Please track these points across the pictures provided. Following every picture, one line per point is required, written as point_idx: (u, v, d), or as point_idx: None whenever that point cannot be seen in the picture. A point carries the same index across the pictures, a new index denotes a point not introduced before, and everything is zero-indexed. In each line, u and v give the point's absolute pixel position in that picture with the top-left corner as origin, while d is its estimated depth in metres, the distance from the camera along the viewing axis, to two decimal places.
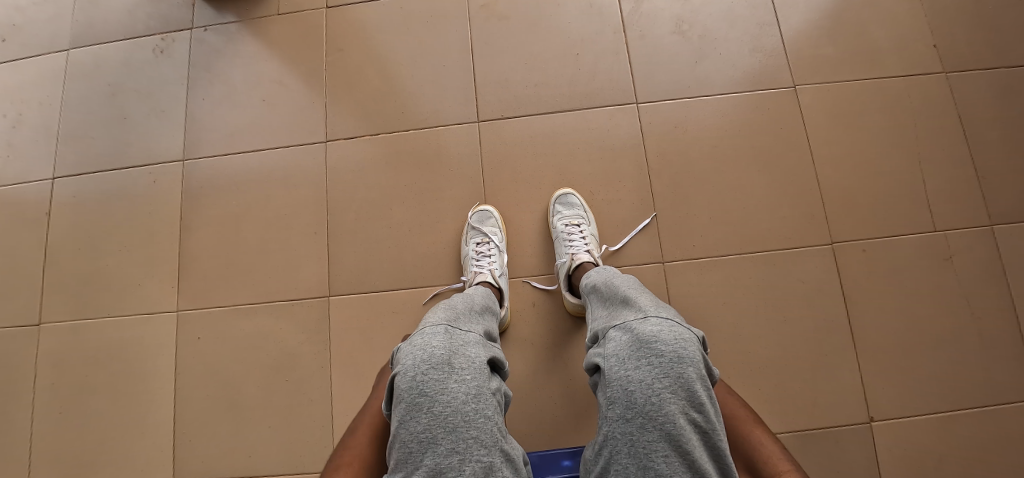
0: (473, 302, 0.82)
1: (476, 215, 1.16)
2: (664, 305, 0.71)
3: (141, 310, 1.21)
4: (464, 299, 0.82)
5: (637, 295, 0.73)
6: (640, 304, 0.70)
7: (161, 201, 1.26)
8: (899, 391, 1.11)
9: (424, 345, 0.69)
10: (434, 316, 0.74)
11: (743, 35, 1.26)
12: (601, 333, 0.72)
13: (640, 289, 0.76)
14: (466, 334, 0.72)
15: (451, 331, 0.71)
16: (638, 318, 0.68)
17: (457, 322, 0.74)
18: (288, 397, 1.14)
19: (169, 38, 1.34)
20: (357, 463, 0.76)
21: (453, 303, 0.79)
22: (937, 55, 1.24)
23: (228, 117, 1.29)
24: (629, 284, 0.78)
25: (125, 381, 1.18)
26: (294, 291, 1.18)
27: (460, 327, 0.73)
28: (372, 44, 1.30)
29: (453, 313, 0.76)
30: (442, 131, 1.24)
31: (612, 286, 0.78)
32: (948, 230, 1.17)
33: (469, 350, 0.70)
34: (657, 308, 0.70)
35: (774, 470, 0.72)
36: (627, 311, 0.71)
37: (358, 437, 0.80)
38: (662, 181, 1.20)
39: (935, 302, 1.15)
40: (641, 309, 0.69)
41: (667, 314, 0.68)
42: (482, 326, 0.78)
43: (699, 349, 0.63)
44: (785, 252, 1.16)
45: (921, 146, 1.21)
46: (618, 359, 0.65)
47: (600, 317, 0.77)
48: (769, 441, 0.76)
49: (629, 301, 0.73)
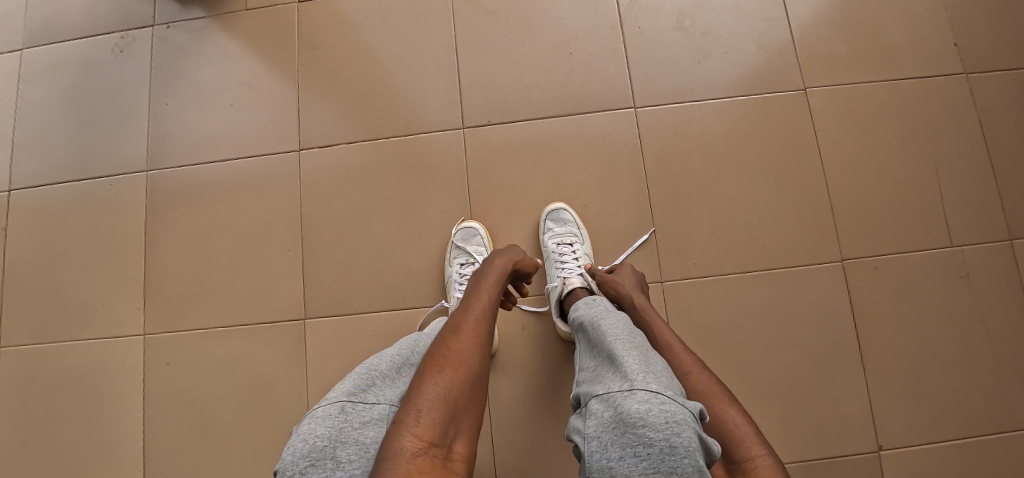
0: (400, 356, 0.68)
1: (461, 232, 1.09)
2: (656, 369, 0.61)
3: (106, 333, 1.13)
4: (391, 353, 0.68)
5: (625, 354, 0.63)
6: (627, 370, 0.60)
7: (125, 215, 1.17)
8: (910, 418, 1.04)
9: (309, 431, 0.55)
10: (340, 385, 0.61)
11: (750, 32, 1.17)
12: (584, 400, 0.63)
13: (630, 342, 0.67)
14: (370, 407, 0.58)
15: (348, 408, 0.57)
16: (625, 390, 0.58)
17: (364, 392, 0.60)
18: (264, 425, 1.07)
19: (130, 36, 1.24)
20: (468, 365, 0.60)
21: (372, 363, 0.66)
22: (957, 54, 1.15)
23: (195, 123, 1.19)
24: (619, 335, 0.68)
25: (91, 410, 1.11)
26: (269, 313, 1.11)
27: (364, 401, 0.59)
28: (349, 41, 1.20)
29: (362, 380, 0.62)
30: (424, 138, 1.15)
31: (601, 337, 0.69)
32: (965, 245, 1.09)
33: (366, 431, 0.56)
34: (647, 374, 0.60)
35: (746, 455, 0.61)
36: (612, 375, 0.62)
37: (468, 337, 0.63)
38: (661, 193, 1.12)
39: (950, 322, 1.08)
40: (627, 378, 0.59)
41: (657, 386, 0.58)
42: (402, 389, 0.64)
43: (695, 434, 0.53)
44: (792, 270, 1.08)
45: (940, 154, 1.13)
46: (600, 445, 0.55)
47: (586, 372, 0.68)
48: (741, 419, 0.65)
49: (616, 363, 0.63)
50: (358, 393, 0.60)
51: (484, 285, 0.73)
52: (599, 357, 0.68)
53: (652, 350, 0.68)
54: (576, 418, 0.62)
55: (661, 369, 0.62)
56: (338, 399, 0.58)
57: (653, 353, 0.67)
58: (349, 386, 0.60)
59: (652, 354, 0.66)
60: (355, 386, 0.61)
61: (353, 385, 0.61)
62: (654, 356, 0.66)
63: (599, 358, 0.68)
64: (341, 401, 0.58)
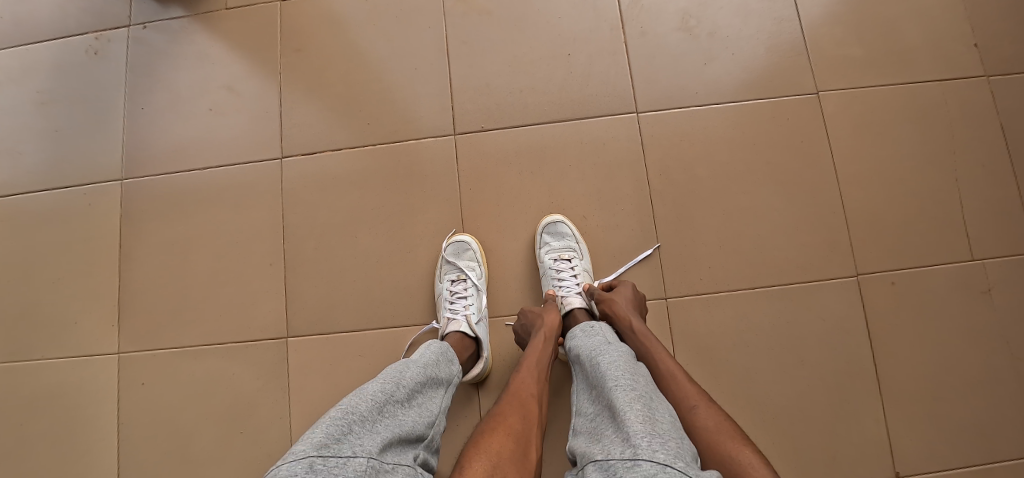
0: (381, 395, 0.63)
1: (451, 246, 1.03)
2: (664, 430, 0.54)
3: (77, 352, 1.07)
4: (371, 391, 0.63)
5: (628, 409, 0.56)
6: (630, 433, 0.53)
7: (98, 226, 1.11)
8: (929, 443, 0.98)
9: None
10: (309, 435, 0.54)
11: (758, 33, 1.10)
12: (582, 459, 0.56)
13: (634, 392, 0.60)
14: (343, 464, 0.52)
15: (317, 467, 0.51)
16: (628, 456, 0.51)
17: (338, 444, 0.54)
18: (244, 450, 1.01)
19: (103, 37, 1.17)
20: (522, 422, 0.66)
21: (351, 404, 0.60)
22: (978, 56, 1.08)
23: (172, 129, 1.13)
24: (623, 382, 0.62)
25: (60, 434, 1.05)
26: (251, 330, 1.05)
27: (337, 456, 0.53)
28: (334, 43, 1.14)
29: (336, 428, 0.56)
30: (414, 145, 1.09)
31: (604, 384, 0.63)
32: (987, 259, 1.03)
33: None
34: (653, 439, 0.52)
35: None
36: (613, 436, 0.55)
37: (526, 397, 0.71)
38: (664, 203, 1.05)
39: (970, 341, 1.02)
40: (629, 442, 0.52)
41: (664, 457, 0.50)
42: (381, 436, 0.58)
43: None
44: (803, 286, 1.02)
45: (960, 162, 1.06)
46: None
47: (584, 422, 0.62)
48: (756, 459, 0.58)
49: (618, 420, 0.56)
50: (331, 445, 0.54)
51: (537, 346, 0.83)
52: (601, 407, 0.61)
53: (659, 400, 0.61)
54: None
55: (669, 430, 0.55)
56: (307, 454, 0.52)
57: (660, 404, 0.60)
58: (320, 436, 0.54)
59: (659, 407, 0.59)
60: (327, 436, 0.54)
61: (325, 435, 0.54)
62: (661, 409, 0.59)
63: (600, 408, 0.61)
64: (310, 456, 0.52)
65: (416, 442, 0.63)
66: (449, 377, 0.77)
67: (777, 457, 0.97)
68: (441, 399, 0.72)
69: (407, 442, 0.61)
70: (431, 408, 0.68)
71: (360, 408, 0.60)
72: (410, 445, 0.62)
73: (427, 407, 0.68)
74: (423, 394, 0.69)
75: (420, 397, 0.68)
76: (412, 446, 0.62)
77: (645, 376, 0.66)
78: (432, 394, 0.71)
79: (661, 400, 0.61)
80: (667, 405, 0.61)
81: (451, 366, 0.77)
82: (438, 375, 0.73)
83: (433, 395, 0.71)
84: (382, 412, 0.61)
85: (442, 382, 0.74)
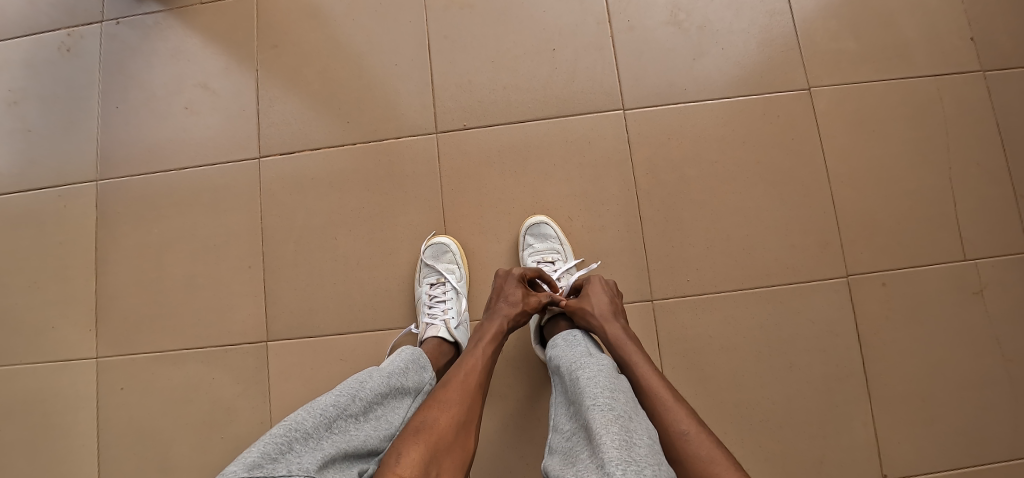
0: (332, 409, 0.61)
1: (431, 249, 1.01)
2: (639, 457, 0.53)
3: (54, 356, 1.05)
4: (323, 405, 0.61)
5: (604, 432, 0.55)
6: (604, 460, 0.52)
7: (73, 228, 1.08)
8: (917, 446, 0.97)
9: None
10: (245, 453, 0.53)
11: (750, 26, 1.07)
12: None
13: (612, 412, 0.58)
14: None
15: None
16: None
17: (274, 463, 0.53)
18: (225, 455, 1.00)
19: (76, 33, 1.13)
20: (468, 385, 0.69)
21: (298, 419, 0.58)
22: (974, 50, 1.05)
23: (148, 129, 1.10)
24: (601, 400, 0.60)
25: (37, 439, 1.03)
26: (230, 335, 1.03)
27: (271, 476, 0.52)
28: (313, 38, 1.10)
29: (275, 446, 0.55)
30: (395, 144, 1.06)
31: (581, 401, 0.61)
32: (979, 260, 1.01)
33: None
34: (627, 467, 0.51)
35: None
36: (588, 461, 0.54)
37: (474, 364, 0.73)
38: (651, 204, 1.03)
39: (961, 342, 1.00)
40: (603, 469, 0.51)
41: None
42: (324, 453, 0.57)
43: None
44: (792, 289, 1.00)
45: (955, 160, 1.04)
46: None
47: (560, 440, 0.61)
48: None
49: (593, 444, 0.55)
50: (266, 464, 0.53)
51: (498, 313, 0.84)
52: (577, 426, 0.60)
53: (638, 419, 0.60)
54: None
55: (645, 454, 0.54)
56: (236, 476, 0.51)
57: (638, 424, 0.59)
58: (254, 456, 0.53)
59: (637, 427, 0.58)
60: (263, 455, 0.53)
61: (260, 454, 0.53)
62: (638, 431, 0.57)
63: (577, 427, 0.60)
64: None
65: (367, 457, 0.62)
66: (418, 386, 0.74)
67: (763, 462, 0.96)
68: (405, 410, 0.70)
69: (356, 457, 0.60)
70: (390, 421, 0.67)
71: (306, 424, 0.58)
72: (360, 460, 0.61)
73: (387, 419, 0.67)
74: (384, 405, 0.67)
75: (379, 408, 0.67)
76: (362, 461, 0.61)
77: (626, 391, 0.64)
78: (395, 405, 0.69)
79: (640, 419, 0.60)
80: (645, 424, 0.60)
81: (422, 374, 0.75)
82: (403, 385, 0.71)
83: (396, 406, 0.69)
84: (331, 427, 0.60)
85: (408, 392, 0.72)
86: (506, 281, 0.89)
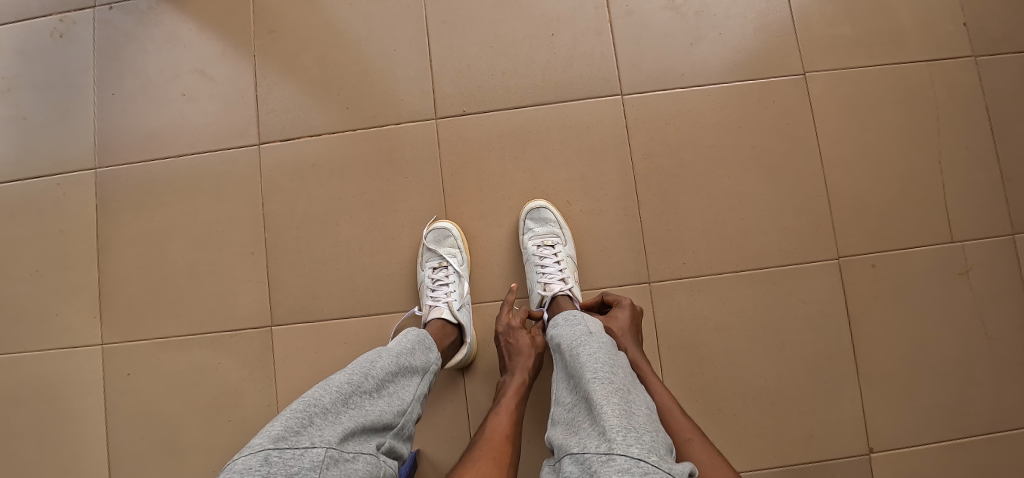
0: (347, 386, 0.63)
1: (432, 233, 1.02)
2: (638, 426, 0.55)
3: (61, 344, 1.06)
4: (338, 382, 0.63)
5: (604, 403, 0.58)
6: (606, 427, 0.54)
7: (73, 216, 1.08)
8: (900, 420, 1.01)
9: None
10: (267, 428, 0.55)
11: (747, 12, 1.07)
12: (558, 451, 0.57)
13: (611, 385, 0.61)
14: (298, 459, 0.53)
15: (272, 465, 0.52)
16: (601, 455, 0.52)
17: (295, 437, 0.55)
18: (231, 438, 1.02)
19: (68, 19, 1.12)
20: (496, 439, 0.69)
21: (315, 398, 0.60)
22: (967, 36, 1.07)
23: (147, 117, 1.10)
24: (600, 376, 0.62)
25: (46, 426, 1.05)
26: (234, 320, 1.05)
27: (292, 452, 0.54)
28: (309, 23, 1.10)
29: (296, 422, 0.57)
30: (394, 130, 1.07)
31: (581, 375, 0.64)
32: (966, 241, 1.04)
33: None
34: (628, 433, 0.54)
35: None
36: (589, 429, 0.56)
37: (501, 415, 0.74)
38: (649, 188, 1.05)
39: (947, 321, 1.03)
40: (604, 436, 0.54)
41: (638, 451, 0.51)
42: (344, 427, 0.59)
43: None
44: (785, 271, 1.03)
45: (945, 145, 1.06)
46: None
47: (562, 412, 0.63)
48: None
49: (594, 414, 0.57)
50: (289, 437, 0.55)
51: (519, 360, 0.86)
52: (577, 400, 0.63)
53: (637, 392, 0.62)
54: (549, 470, 0.57)
55: (645, 423, 0.56)
56: (262, 447, 0.53)
57: (637, 396, 0.61)
58: (278, 430, 0.55)
59: (636, 399, 0.61)
60: (286, 429, 0.56)
61: (284, 427, 0.55)
62: (637, 402, 0.60)
63: (577, 400, 0.63)
64: (266, 450, 0.53)
65: (383, 431, 0.64)
66: (425, 364, 0.77)
67: (755, 436, 1.00)
68: (416, 387, 0.72)
69: (372, 430, 0.62)
70: (402, 397, 0.69)
71: (323, 401, 0.60)
72: (376, 434, 0.63)
73: (399, 396, 0.69)
74: (396, 383, 0.70)
75: (391, 386, 0.69)
76: (378, 435, 0.63)
77: (624, 366, 0.67)
78: (405, 382, 0.71)
79: (638, 391, 0.62)
80: (644, 396, 0.62)
81: (428, 354, 0.78)
82: (412, 363, 0.73)
83: (406, 384, 0.71)
84: (348, 403, 0.62)
85: (417, 370, 0.74)
86: (513, 336, 0.90)
